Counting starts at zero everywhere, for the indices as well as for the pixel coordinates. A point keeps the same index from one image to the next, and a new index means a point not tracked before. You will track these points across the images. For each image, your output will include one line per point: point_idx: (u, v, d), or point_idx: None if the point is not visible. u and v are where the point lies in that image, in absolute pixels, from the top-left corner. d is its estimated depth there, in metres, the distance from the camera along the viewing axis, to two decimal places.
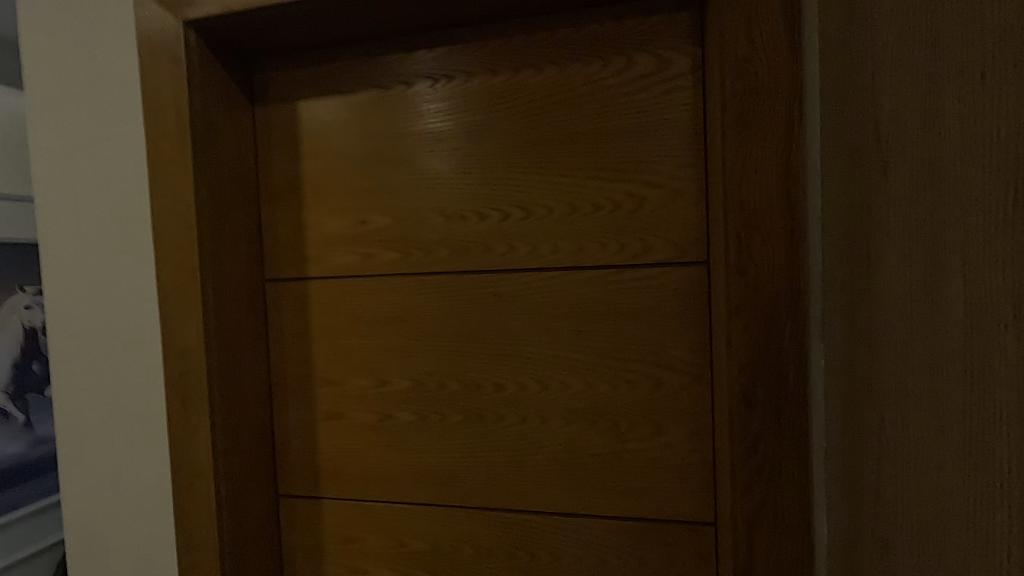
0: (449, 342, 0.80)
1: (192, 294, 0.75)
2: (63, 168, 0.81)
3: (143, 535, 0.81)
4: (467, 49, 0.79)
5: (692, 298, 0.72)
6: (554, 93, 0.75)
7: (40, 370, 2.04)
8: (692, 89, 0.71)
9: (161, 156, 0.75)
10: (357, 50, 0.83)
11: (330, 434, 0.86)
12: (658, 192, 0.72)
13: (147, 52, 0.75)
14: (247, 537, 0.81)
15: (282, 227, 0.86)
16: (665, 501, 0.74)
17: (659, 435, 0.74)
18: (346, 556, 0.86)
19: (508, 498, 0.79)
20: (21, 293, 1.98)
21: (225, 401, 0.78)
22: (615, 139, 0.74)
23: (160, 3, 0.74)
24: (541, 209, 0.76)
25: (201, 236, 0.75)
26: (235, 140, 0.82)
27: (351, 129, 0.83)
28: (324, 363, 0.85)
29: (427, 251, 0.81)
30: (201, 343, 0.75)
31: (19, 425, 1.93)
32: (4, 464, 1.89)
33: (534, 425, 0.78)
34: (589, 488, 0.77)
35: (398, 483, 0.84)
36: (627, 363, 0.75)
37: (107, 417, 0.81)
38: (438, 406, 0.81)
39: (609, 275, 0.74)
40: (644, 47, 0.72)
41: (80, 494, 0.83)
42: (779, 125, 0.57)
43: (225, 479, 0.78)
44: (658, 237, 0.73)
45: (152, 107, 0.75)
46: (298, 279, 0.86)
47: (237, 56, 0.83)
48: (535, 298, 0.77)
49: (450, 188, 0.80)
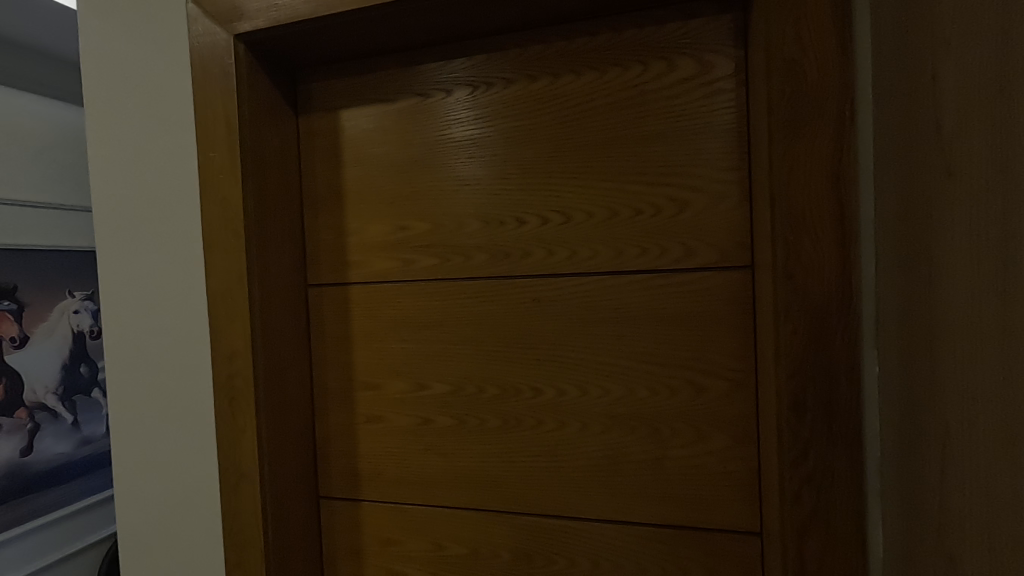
0: (488, 347, 0.81)
1: (240, 299, 0.77)
2: (119, 177, 0.84)
3: (192, 533, 0.83)
4: (505, 57, 0.79)
5: (736, 302, 0.71)
6: (594, 98, 0.76)
7: (87, 372, 2.12)
8: (734, 92, 0.70)
9: (212, 166, 0.78)
10: (399, 59, 0.84)
11: (369, 437, 0.87)
12: (700, 196, 0.72)
13: (199, 66, 0.78)
14: (290, 538, 0.82)
15: (324, 234, 0.88)
16: (707, 510, 0.73)
17: (702, 441, 0.73)
18: (385, 559, 0.87)
19: (546, 504, 0.79)
20: (70, 298, 2.07)
21: (270, 403, 0.79)
22: (654, 144, 0.73)
23: (211, 19, 0.77)
24: (580, 213, 0.77)
25: (249, 242, 0.77)
26: (280, 149, 0.84)
27: (391, 137, 0.84)
28: (365, 367, 0.87)
29: (466, 256, 0.81)
30: (248, 347, 0.77)
31: (68, 425, 2.02)
32: (55, 463, 1.96)
33: (573, 430, 0.78)
34: (629, 495, 0.76)
35: (437, 487, 0.84)
36: (668, 368, 0.74)
37: (159, 417, 0.83)
38: (476, 411, 0.82)
39: (649, 280, 0.74)
40: (685, 50, 0.72)
41: (132, 495, 0.86)
42: (829, 126, 0.56)
43: (270, 480, 0.79)
44: (701, 241, 0.72)
45: (202, 119, 0.78)
46: (339, 284, 0.88)
47: (282, 68, 0.86)
48: (574, 303, 0.77)
49: (489, 194, 0.80)
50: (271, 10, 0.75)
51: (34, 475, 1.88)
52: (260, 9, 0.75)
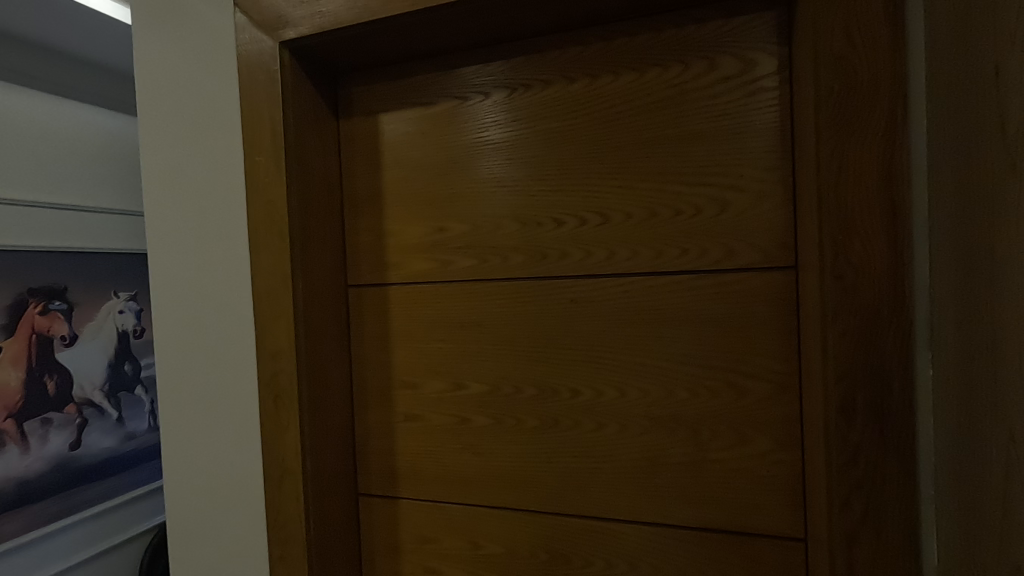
0: (525, 348, 0.81)
1: (285, 299, 0.79)
2: (170, 180, 0.87)
3: (238, 526, 0.85)
4: (543, 59, 0.80)
5: (779, 303, 0.70)
6: (632, 99, 0.75)
7: (131, 370, 2.20)
8: (778, 90, 0.69)
9: (258, 170, 0.80)
10: (437, 63, 0.85)
11: (407, 436, 0.88)
12: (742, 196, 0.71)
13: (247, 73, 0.81)
14: (331, 534, 0.84)
15: (364, 236, 0.89)
16: (750, 515, 0.72)
17: (744, 445, 0.72)
18: (422, 556, 0.88)
19: (584, 505, 0.79)
20: (115, 299, 2.15)
21: (312, 402, 0.81)
22: (695, 144, 0.73)
23: (258, 27, 0.80)
24: (619, 214, 0.76)
25: (293, 244, 0.79)
26: (323, 153, 0.86)
27: (429, 139, 0.85)
28: (403, 367, 0.88)
29: (504, 257, 0.82)
30: (292, 346, 0.79)
31: (113, 421, 2.09)
32: (101, 456, 2.04)
33: (611, 432, 0.78)
34: (668, 498, 0.75)
35: (474, 486, 0.85)
36: (709, 370, 0.73)
37: (207, 413, 0.86)
38: (514, 411, 0.82)
39: (689, 281, 0.73)
40: (727, 48, 0.71)
41: (180, 489, 0.88)
42: (879, 124, 0.55)
43: (313, 476, 0.81)
44: (743, 242, 0.71)
45: (250, 124, 0.81)
46: (378, 285, 0.89)
47: (324, 74, 0.88)
48: (613, 303, 0.77)
49: (526, 196, 0.81)
50: (316, 17, 0.77)
51: (81, 469, 1.96)
52: (305, 16, 0.77)
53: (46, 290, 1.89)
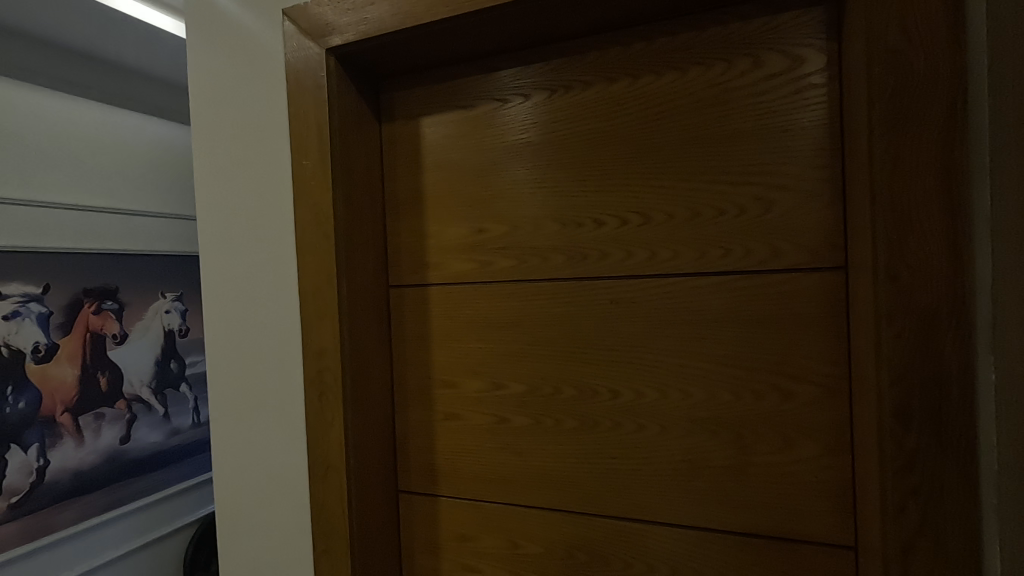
0: (565, 348, 0.81)
1: (330, 298, 0.81)
2: (221, 184, 0.90)
3: (283, 519, 0.88)
4: (584, 60, 0.80)
5: (827, 305, 0.68)
6: (675, 98, 0.75)
7: (176, 367, 2.28)
8: (826, 87, 0.68)
9: (305, 173, 0.83)
10: (478, 66, 0.86)
11: (446, 434, 0.90)
12: (788, 195, 0.70)
13: (294, 80, 0.83)
14: (372, 529, 0.86)
15: (405, 237, 0.91)
16: (796, 520, 0.70)
17: (790, 449, 0.70)
18: (461, 554, 0.89)
19: (624, 506, 0.79)
20: (162, 299, 2.23)
21: (355, 399, 0.83)
22: (739, 143, 0.72)
23: (305, 36, 0.82)
24: (660, 215, 0.76)
25: (338, 245, 0.81)
26: (366, 157, 0.88)
27: (469, 141, 0.87)
28: (443, 366, 0.89)
29: (543, 258, 0.82)
30: (336, 344, 0.81)
31: (159, 416, 2.17)
32: (148, 451, 2.12)
33: (652, 434, 0.77)
34: (710, 501, 0.74)
35: (513, 485, 0.85)
36: (753, 373, 0.72)
37: (255, 409, 0.89)
38: (553, 411, 0.82)
39: (732, 281, 0.72)
40: (773, 46, 0.70)
41: (228, 481, 0.92)
42: (937, 119, 0.53)
43: (356, 472, 0.83)
44: (789, 242, 0.70)
45: (297, 129, 0.83)
46: (418, 285, 0.91)
47: (367, 79, 0.90)
48: (654, 304, 0.76)
49: (565, 196, 0.81)
50: (361, 23, 0.78)
51: (131, 462, 2.04)
52: (349, 23, 0.79)
53: (99, 290, 1.98)
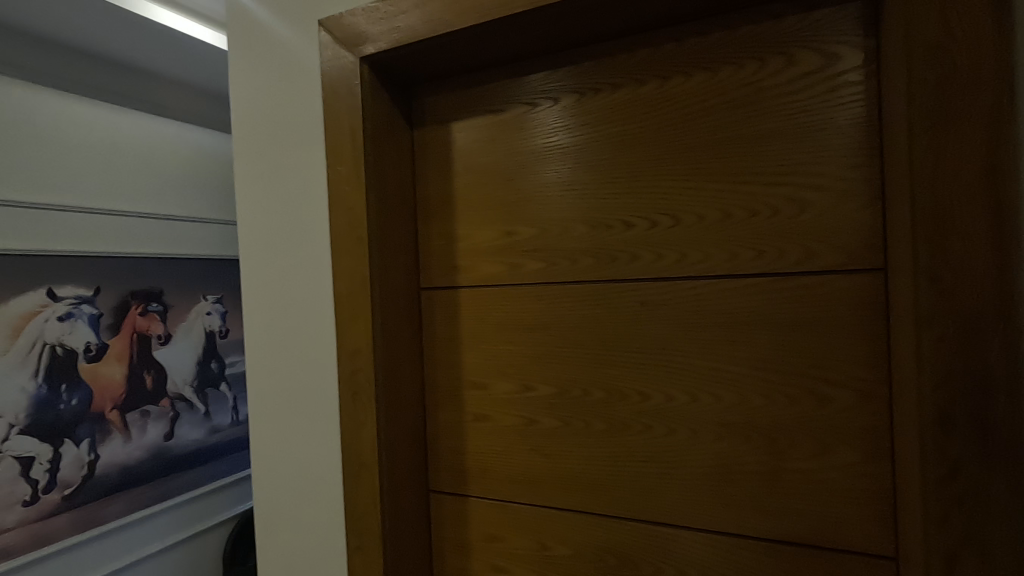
0: (594, 350, 0.81)
1: (363, 300, 0.83)
2: (260, 190, 0.93)
3: (318, 515, 0.90)
4: (613, 62, 0.80)
5: (865, 307, 0.66)
6: (705, 98, 0.74)
7: (216, 367, 2.36)
8: (863, 84, 0.66)
9: (339, 179, 0.85)
10: (507, 70, 0.87)
11: (476, 435, 0.90)
12: (823, 195, 0.68)
13: (329, 88, 0.86)
14: (404, 527, 0.87)
15: (436, 240, 0.93)
16: (832, 529, 0.69)
17: (827, 455, 0.69)
18: (490, 554, 0.89)
19: (654, 510, 0.78)
20: (204, 301, 2.32)
21: (387, 399, 0.85)
22: (772, 142, 0.71)
23: (340, 45, 0.84)
24: (691, 216, 0.75)
25: (371, 248, 0.83)
26: (398, 162, 0.90)
27: (499, 145, 0.87)
28: (473, 367, 0.90)
29: (573, 260, 0.83)
30: (369, 345, 0.83)
31: (200, 414, 2.25)
32: (190, 447, 2.20)
33: (683, 438, 0.76)
34: (744, 508, 0.73)
35: (542, 487, 0.86)
36: (788, 377, 0.70)
37: (292, 408, 0.92)
38: (582, 414, 0.82)
39: (765, 283, 0.71)
40: (808, 43, 0.69)
41: (266, 478, 0.95)
42: (981, 115, 0.51)
43: (388, 471, 0.84)
44: (824, 243, 0.68)
45: (332, 136, 0.86)
46: (449, 288, 0.92)
47: (399, 86, 0.92)
48: (685, 307, 0.76)
49: (594, 198, 0.81)
50: (393, 31, 0.80)
51: (174, 458, 2.13)
52: (382, 32, 0.81)
53: (145, 293, 2.07)
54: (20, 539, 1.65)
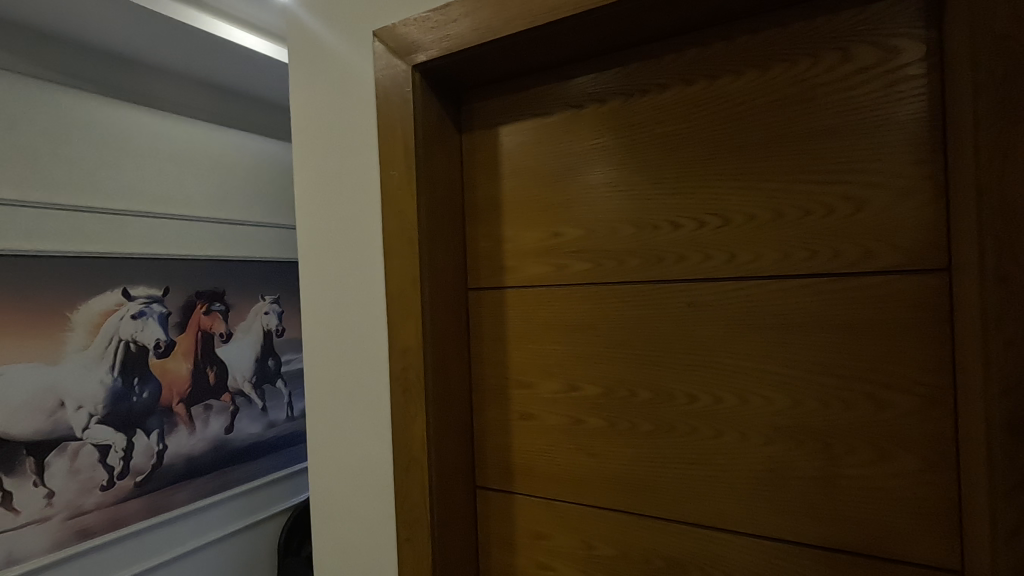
0: (641, 351, 0.81)
1: (414, 300, 0.86)
2: (318, 194, 0.98)
3: (370, 506, 0.94)
4: (661, 63, 0.80)
5: (927, 310, 0.64)
6: (756, 96, 0.73)
7: (273, 365, 2.47)
8: (926, 78, 0.64)
9: (392, 183, 0.88)
10: (554, 74, 0.89)
11: (522, 434, 0.92)
12: (881, 193, 0.66)
13: (383, 95, 0.89)
14: (452, 521, 0.89)
15: (484, 241, 0.95)
16: (890, 538, 0.66)
17: (885, 462, 0.66)
18: (536, 551, 0.90)
19: (702, 513, 0.77)
20: (262, 301, 2.43)
21: (437, 396, 0.87)
22: (827, 140, 0.69)
23: (393, 55, 0.88)
24: (741, 216, 0.74)
25: (421, 250, 0.86)
26: (447, 165, 0.93)
27: (545, 147, 0.89)
28: (519, 367, 0.92)
29: (619, 261, 0.83)
30: (419, 343, 0.86)
31: (258, 409, 2.36)
32: (248, 441, 2.31)
33: (732, 441, 0.75)
34: (795, 514, 0.71)
35: (588, 486, 0.86)
36: (842, 380, 0.68)
37: (346, 402, 0.96)
38: (628, 414, 0.82)
39: (819, 284, 0.69)
40: (865, 38, 0.67)
41: (321, 468, 0.99)
42: None
43: (437, 466, 0.87)
44: (883, 243, 0.66)
45: (385, 142, 0.89)
46: (496, 288, 0.94)
47: (448, 92, 0.95)
48: (733, 308, 0.75)
49: (640, 199, 0.81)
50: (445, 39, 0.83)
51: (233, 450, 2.24)
52: (434, 40, 0.84)
53: (209, 293, 2.19)
54: (98, 521, 1.77)
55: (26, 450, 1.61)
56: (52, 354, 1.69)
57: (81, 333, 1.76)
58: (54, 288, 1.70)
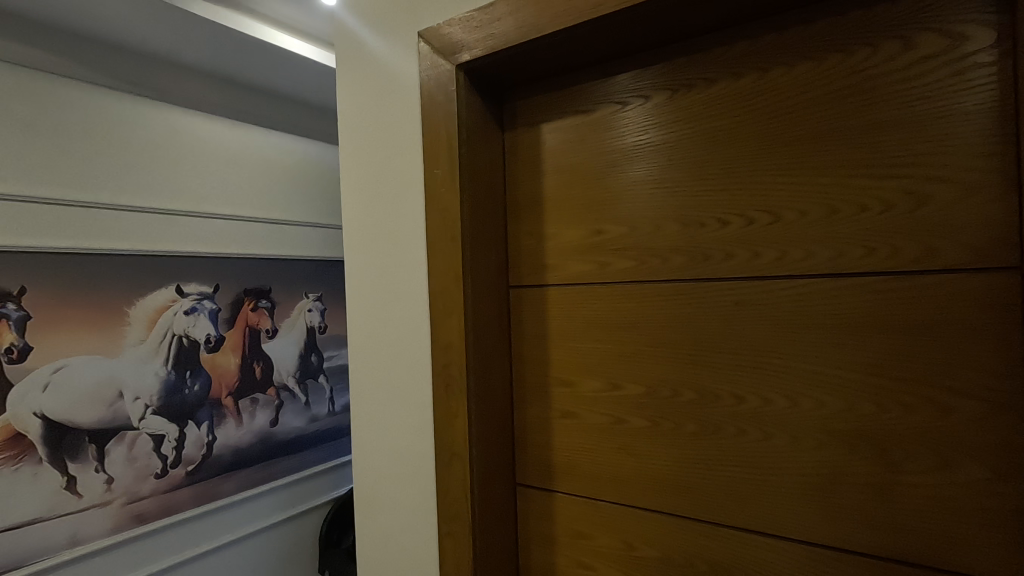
0: (685, 350, 0.80)
1: (456, 297, 0.87)
2: (363, 193, 1.00)
3: (412, 499, 0.95)
4: (708, 57, 0.78)
5: (996, 310, 0.61)
6: (809, 89, 0.71)
7: (316, 360, 2.54)
8: (996, 66, 0.60)
9: (435, 181, 0.89)
10: (597, 71, 0.88)
11: (563, 432, 0.92)
12: (945, 187, 0.63)
13: (427, 95, 0.90)
14: (492, 517, 0.90)
15: (526, 239, 0.95)
16: (952, 550, 0.63)
17: (948, 469, 0.63)
18: (576, 551, 0.90)
19: (749, 517, 0.75)
20: (306, 299, 2.50)
21: (478, 392, 0.88)
22: (886, 132, 0.66)
23: (437, 55, 0.89)
24: (792, 213, 0.72)
25: (463, 248, 0.87)
26: (490, 163, 0.94)
27: (588, 144, 0.88)
28: (560, 365, 0.92)
29: (664, 259, 0.82)
30: (461, 340, 0.87)
31: (302, 404, 2.43)
32: (292, 434, 2.38)
33: (781, 444, 0.73)
34: (849, 520, 0.69)
35: (630, 486, 0.85)
36: (901, 384, 0.66)
37: (389, 397, 0.98)
38: (672, 415, 0.81)
39: (876, 283, 0.67)
40: (928, 25, 0.64)
41: (364, 461, 1.01)
42: None
43: (477, 462, 0.87)
44: (947, 240, 0.63)
45: (429, 141, 0.90)
46: (537, 286, 0.94)
47: (491, 91, 0.95)
48: (784, 307, 0.73)
49: (687, 196, 0.80)
50: (488, 38, 0.84)
51: (278, 443, 2.31)
52: (477, 39, 0.85)
53: (256, 291, 2.27)
54: (153, 507, 1.86)
55: (89, 438, 1.71)
56: (112, 347, 1.78)
57: (138, 328, 1.86)
58: (114, 285, 1.80)
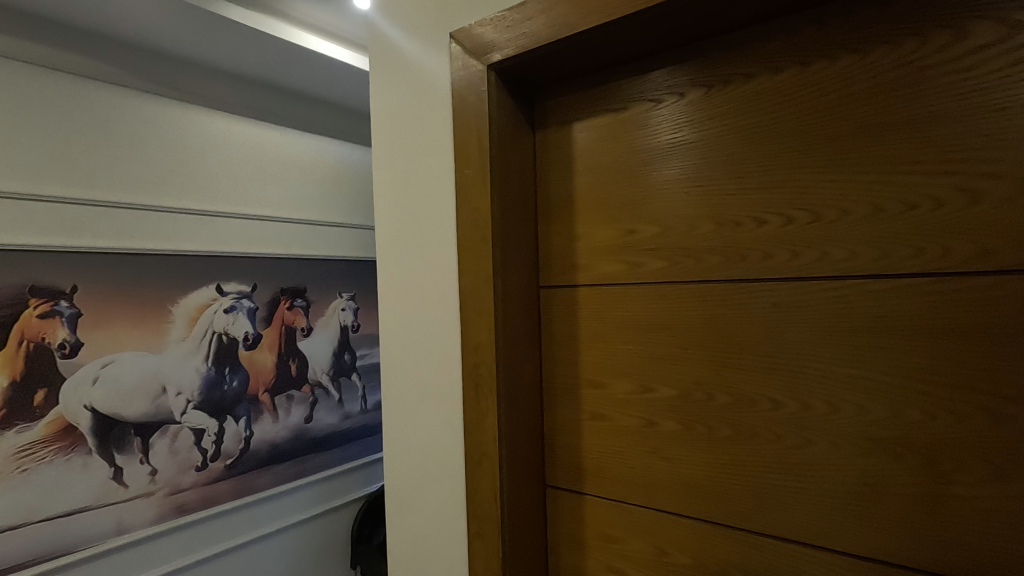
0: (720, 352, 0.78)
1: (486, 297, 0.87)
2: (396, 194, 1.01)
3: (442, 498, 0.96)
4: (746, 51, 0.76)
5: None
6: (852, 83, 0.68)
7: (349, 359, 2.58)
8: None
9: (466, 181, 0.90)
10: (630, 68, 0.87)
11: (593, 434, 0.90)
12: (1000, 183, 0.60)
13: (458, 96, 0.91)
14: (521, 518, 0.90)
15: (556, 239, 0.94)
16: (1007, 566, 0.60)
17: (1003, 481, 0.60)
18: (606, 554, 0.89)
19: (786, 526, 0.73)
20: (340, 298, 2.54)
21: (508, 393, 0.88)
22: (935, 127, 0.63)
23: (469, 56, 0.89)
24: (834, 211, 0.70)
25: (494, 248, 0.87)
26: (521, 164, 0.93)
27: (620, 143, 0.87)
28: (591, 366, 0.91)
29: (698, 259, 0.80)
30: (491, 340, 0.87)
31: (335, 401, 2.48)
32: (326, 430, 2.42)
33: (821, 451, 0.70)
34: (894, 532, 0.66)
35: (662, 490, 0.83)
36: (951, 390, 0.62)
37: (420, 396, 0.98)
38: (706, 419, 0.79)
39: (925, 285, 0.64)
40: (982, 14, 0.61)
41: (395, 459, 1.02)
42: None
43: (507, 462, 0.87)
44: (1002, 239, 0.60)
45: (461, 141, 0.91)
46: (568, 286, 0.93)
47: (523, 91, 0.95)
48: (824, 309, 0.70)
49: (722, 195, 0.78)
50: (520, 38, 0.83)
51: (312, 439, 2.36)
52: (509, 39, 0.85)
53: (292, 290, 2.33)
54: (194, 498, 1.93)
55: (134, 430, 1.78)
56: (157, 344, 1.86)
57: (181, 325, 1.92)
58: (158, 284, 1.87)
